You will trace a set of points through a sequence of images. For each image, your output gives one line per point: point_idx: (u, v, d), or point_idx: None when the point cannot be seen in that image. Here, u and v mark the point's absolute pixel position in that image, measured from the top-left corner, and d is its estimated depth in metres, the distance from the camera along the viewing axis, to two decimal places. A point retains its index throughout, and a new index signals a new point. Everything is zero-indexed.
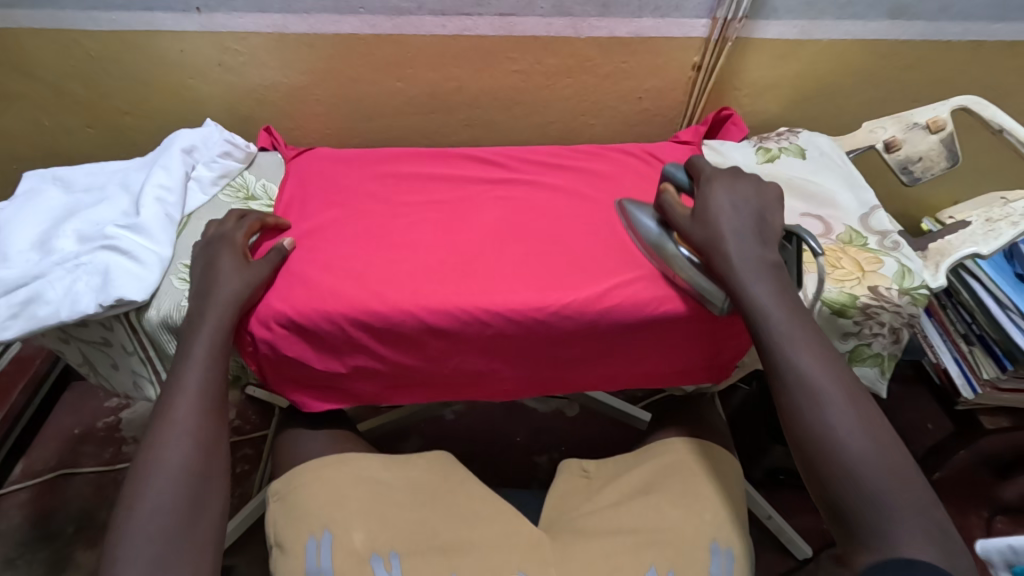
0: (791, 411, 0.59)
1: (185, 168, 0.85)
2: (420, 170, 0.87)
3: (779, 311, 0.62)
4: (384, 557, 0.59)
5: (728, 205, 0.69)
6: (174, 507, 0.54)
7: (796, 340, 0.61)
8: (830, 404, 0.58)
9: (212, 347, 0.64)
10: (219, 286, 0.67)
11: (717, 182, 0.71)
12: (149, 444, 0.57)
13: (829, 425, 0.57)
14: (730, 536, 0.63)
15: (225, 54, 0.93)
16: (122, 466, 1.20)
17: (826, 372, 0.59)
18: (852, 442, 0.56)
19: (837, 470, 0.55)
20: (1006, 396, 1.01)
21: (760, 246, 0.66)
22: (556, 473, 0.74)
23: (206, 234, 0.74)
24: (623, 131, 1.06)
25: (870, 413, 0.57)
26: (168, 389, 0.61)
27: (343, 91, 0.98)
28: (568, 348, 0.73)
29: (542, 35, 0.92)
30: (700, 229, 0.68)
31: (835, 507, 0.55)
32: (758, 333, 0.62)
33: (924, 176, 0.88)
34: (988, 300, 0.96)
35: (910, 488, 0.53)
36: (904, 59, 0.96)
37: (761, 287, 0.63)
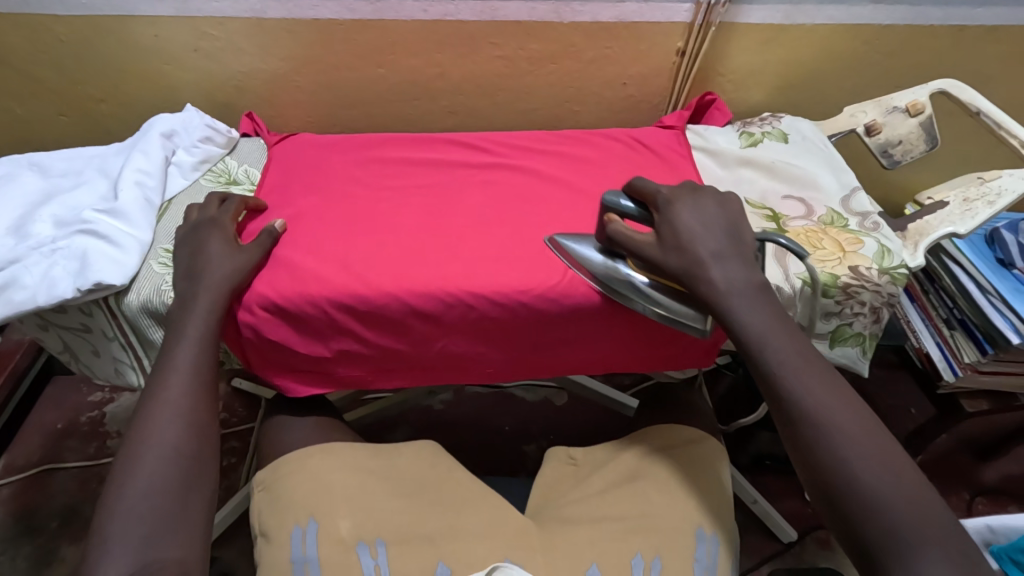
0: (799, 445, 0.53)
1: (164, 153, 0.84)
2: (404, 155, 0.87)
3: (776, 338, 0.57)
4: (371, 545, 0.58)
5: (697, 224, 0.64)
6: (166, 485, 0.52)
7: (800, 369, 0.55)
8: (843, 435, 0.51)
9: (205, 327, 0.63)
10: (210, 268, 0.67)
11: (678, 203, 0.65)
12: (139, 425, 0.55)
13: (842, 459, 0.50)
14: (713, 522, 0.63)
15: (202, 39, 0.92)
16: (106, 461, 1.19)
17: (836, 403, 0.53)
18: (867, 475, 0.49)
19: (852, 499, 0.49)
20: (985, 378, 1.02)
21: (744, 267, 0.62)
22: (544, 461, 0.74)
23: (189, 218, 0.74)
24: (608, 117, 1.06)
25: (886, 444, 0.51)
26: (160, 370, 0.60)
27: (326, 78, 0.97)
28: (554, 330, 0.73)
29: (525, 20, 0.91)
30: (675, 258, 0.62)
31: (855, 540, 0.49)
32: (756, 363, 0.57)
33: (904, 159, 0.89)
34: (969, 286, 0.98)
35: (931, 513, 0.48)
36: (884, 44, 0.97)
37: (752, 312, 0.58)
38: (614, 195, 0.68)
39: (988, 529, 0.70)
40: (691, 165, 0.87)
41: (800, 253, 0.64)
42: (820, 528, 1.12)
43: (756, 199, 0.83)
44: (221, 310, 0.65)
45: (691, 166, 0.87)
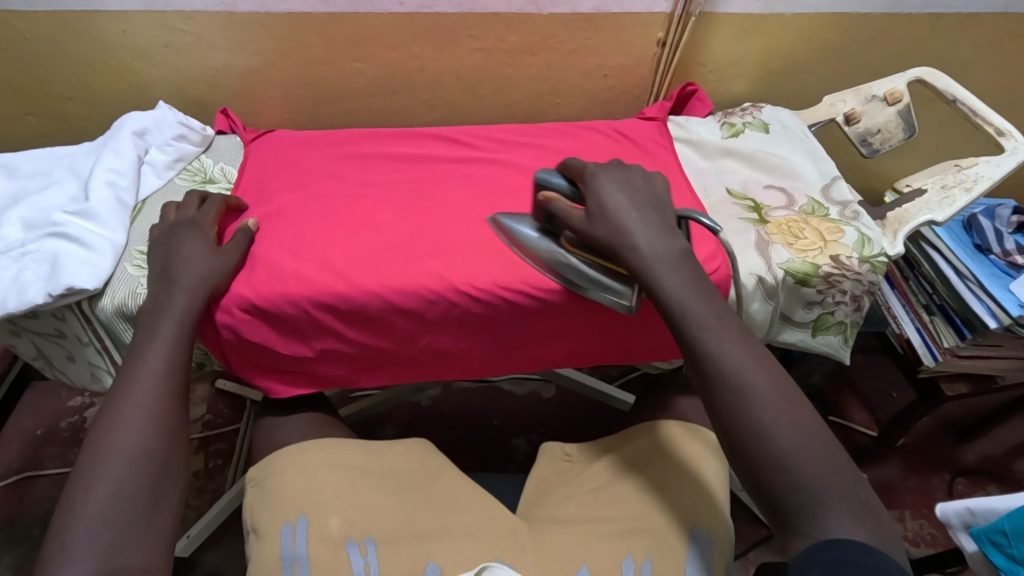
0: (715, 407, 0.50)
1: (137, 151, 0.82)
2: (384, 150, 0.86)
3: (695, 300, 0.54)
4: (360, 543, 0.57)
5: (622, 196, 0.61)
6: (136, 490, 0.51)
7: (717, 329, 0.52)
8: (756, 397, 0.49)
9: (179, 326, 0.61)
10: (187, 271, 0.65)
11: (603, 175, 0.64)
12: (103, 427, 0.53)
13: (756, 419, 0.48)
14: (711, 520, 0.60)
15: (172, 34, 0.89)
16: None
17: (750, 363, 0.50)
18: (780, 431, 0.47)
19: (766, 460, 0.47)
20: (964, 362, 1.04)
21: (668, 235, 0.59)
22: (538, 457, 0.73)
23: (167, 218, 0.71)
24: (590, 108, 1.06)
25: (798, 402, 0.49)
26: (131, 367, 0.58)
27: (303, 73, 0.95)
28: (538, 324, 0.73)
29: (503, 12, 0.90)
30: (601, 227, 0.60)
31: (767, 499, 0.47)
32: (677, 326, 0.54)
33: (883, 147, 0.90)
34: (948, 272, 1.00)
35: (841, 469, 0.46)
36: (864, 32, 0.97)
37: (671, 276, 0.56)
38: (547, 176, 0.67)
39: (968, 512, 0.71)
40: (673, 156, 0.87)
41: (720, 231, 0.60)
42: None
43: (737, 188, 0.84)
44: (193, 308, 0.63)
45: (673, 157, 0.87)
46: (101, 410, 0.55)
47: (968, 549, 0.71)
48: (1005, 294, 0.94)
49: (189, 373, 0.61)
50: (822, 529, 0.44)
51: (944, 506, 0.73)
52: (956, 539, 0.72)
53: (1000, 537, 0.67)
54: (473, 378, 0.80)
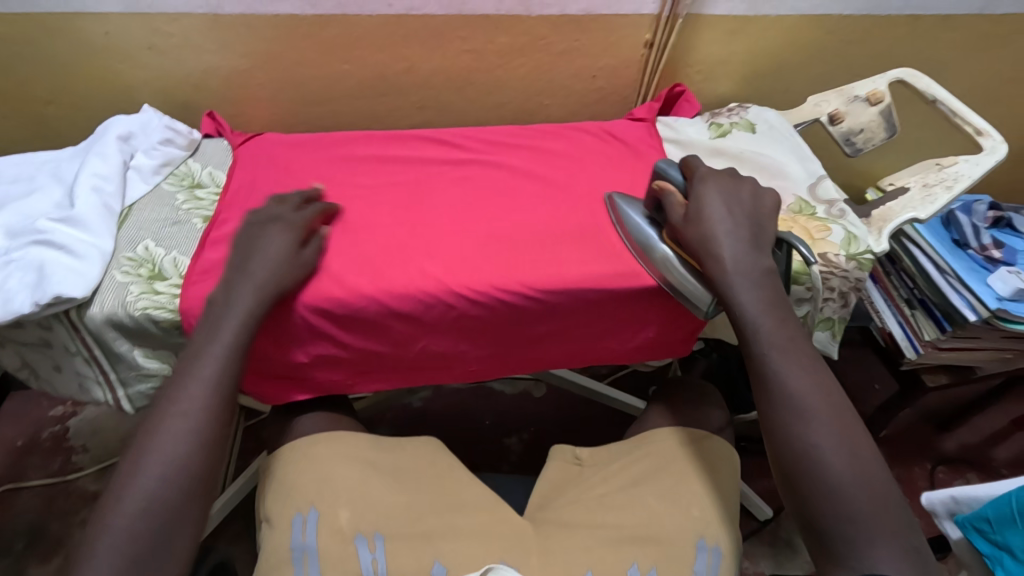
0: (773, 426, 0.54)
1: (122, 156, 0.80)
2: (376, 153, 0.85)
3: (767, 321, 0.58)
4: (369, 538, 0.57)
5: (722, 207, 0.64)
6: (163, 508, 0.51)
7: (787, 354, 0.56)
8: (815, 423, 0.53)
9: (240, 331, 0.60)
10: (278, 275, 0.64)
11: (711, 181, 0.66)
12: (148, 432, 0.54)
13: (813, 445, 0.52)
14: (718, 531, 0.60)
15: (156, 36, 0.88)
16: (72, 477, 1.14)
17: (815, 390, 0.54)
18: (836, 460, 0.51)
19: (819, 488, 0.51)
20: (944, 354, 1.06)
21: (756, 252, 0.62)
22: (547, 460, 0.71)
23: (264, 210, 0.70)
24: (579, 108, 1.06)
25: (862, 439, 0.52)
26: (179, 373, 0.57)
27: (289, 75, 0.95)
28: (535, 326, 0.74)
29: (492, 14, 0.90)
30: (693, 228, 0.63)
31: (812, 521, 0.51)
32: (749, 343, 0.58)
33: (866, 147, 0.92)
34: (928, 266, 1.02)
35: (889, 506, 0.49)
36: (845, 34, 0.99)
37: (750, 295, 0.59)
38: (668, 170, 0.71)
39: (952, 500, 0.74)
40: (661, 155, 0.88)
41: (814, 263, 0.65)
42: None
43: None
44: (256, 307, 0.61)
45: (662, 158, 0.88)
46: (151, 411, 0.55)
47: (953, 537, 0.74)
48: (983, 288, 0.96)
49: (240, 383, 0.59)
50: (862, 561, 0.48)
51: (929, 495, 0.75)
52: (941, 526, 0.75)
53: (983, 524, 0.69)
54: (469, 378, 0.80)
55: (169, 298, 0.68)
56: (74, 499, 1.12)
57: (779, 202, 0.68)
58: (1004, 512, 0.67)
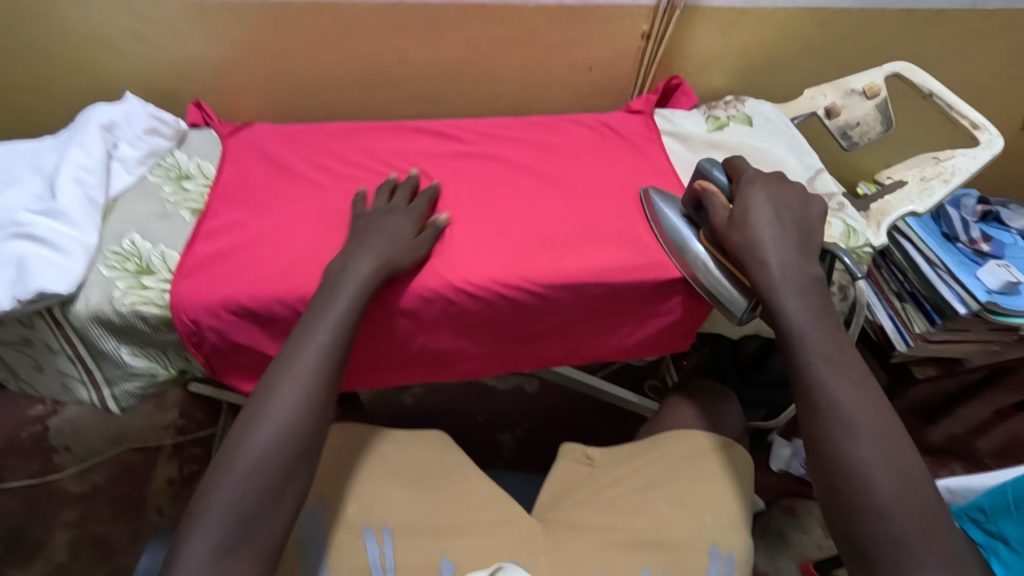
0: (817, 435, 0.55)
1: (105, 147, 0.77)
2: (369, 145, 0.83)
3: (815, 330, 0.59)
4: (377, 531, 0.58)
5: (772, 214, 0.66)
6: (277, 465, 0.52)
7: (834, 363, 0.57)
8: (862, 436, 0.53)
9: (355, 301, 0.61)
10: (402, 255, 0.66)
11: (760, 184, 0.69)
12: (265, 391, 0.55)
13: (859, 458, 0.52)
14: (733, 539, 0.59)
15: (138, 22, 0.84)
16: (53, 479, 1.11)
17: (863, 403, 0.55)
18: (885, 478, 0.51)
19: (864, 501, 0.51)
20: (934, 346, 1.08)
21: (803, 261, 0.64)
22: (556, 459, 0.69)
23: (376, 198, 0.73)
24: (574, 101, 1.05)
25: (910, 459, 0.52)
26: (296, 339, 0.59)
27: (278, 64, 0.92)
28: (534, 322, 0.73)
29: (488, 3, 0.88)
30: (738, 233, 0.65)
31: (851, 532, 0.51)
32: (793, 352, 0.59)
33: (862, 141, 0.92)
34: (919, 260, 1.03)
35: (930, 517, 0.50)
36: (841, 28, 0.99)
37: (797, 303, 0.61)
38: (710, 169, 0.72)
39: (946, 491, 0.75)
40: (658, 149, 0.88)
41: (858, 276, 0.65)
42: (785, 496, 1.20)
43: None
44: (373, 276, 0.63)
45: (661, 152, 0.87)
46: (269, 370, 0.57)
47: None
48: (973, 281, 0.98)
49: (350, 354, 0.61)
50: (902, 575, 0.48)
51: None
52: None
53: (978, 513, 0.70)
54: (466, 376, 0.78)
55: (158, 294, 0.66)
56: (55, 500, 1.10)
57: (825, 211, 0.70)
58: (999, 501, 0.68)
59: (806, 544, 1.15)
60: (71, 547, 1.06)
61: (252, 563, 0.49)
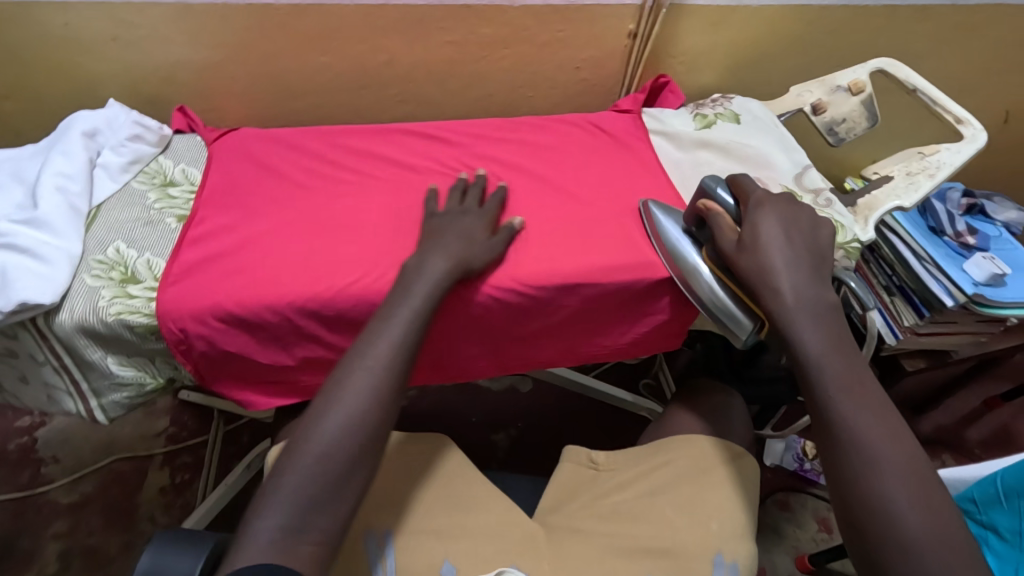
0: (840, 474, 0.51)
1: (88, 154, 0.76)
2: (358, 147, 0.83)
3: (833, 362, 0.55)
4: (378, 535, 0.58)
5: (782, 237, 0.63)
6: (345, 453, 0.51)
7: (856, 398, 0.53)
8: (887, 473, 0.49)
9: (428, 297, 0.61)
10: (472, 257, 0.67)
11: (769, 206, 0.66)
12: (338, 377, 0.55)
13: (885, 497, 0.48)
14: (738, 548, 0.59)
15: (120, 26, 0.83)
16: (42, 491, 1.10)
17: (890, 440, 0.50)
18: (912, 519, 0.47)
19: (892, 543, 0.47)
20: (923, 339, 1.08)
21: (817, 287, 0.60)
22: (561, 461, 0.69)
23: (455, 201, 0.73)
24: (562, 100, 1.05)
25: (938, 498, 0.48)
26: (372, 328, 0.58)
27: (264, 67, 0.91)
28: (527, 322, 0.72)
29: (475, 4, 0.88)
30: (747, 258, 0.63)
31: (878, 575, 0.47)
32: (810, 384, 0.55)
33: (848, 136, 0.92)
34: (907, 254, 1.04)
35: (966, 559, 0.46)
36: (826, 24, 1.00)
37: (812, 331, 0.57)
38: (715, 188, 0.70)
39: None
40: (647, 148, 0.88)
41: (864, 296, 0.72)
42: (779, 491, 1.21)
43: None
44: (445, 276, 0.64)
45: (650, 151, 0.87)
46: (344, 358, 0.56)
47: None
48: (960, 274, 0.99)
49: (419, 350, 0.60)
50: None
51: None
52: None
53: (970, 505, 0.71)
54: (463, 378, 0.77)
55: (144, 302, 0.65)
56: (45, 512, 1.08)
57: (833, 235, 0.67)
58: (990, 492, 0.69)
59: (801, 538, 1.16)
60: (61, 558, 1.04)
61: (314, 548, 0.47)
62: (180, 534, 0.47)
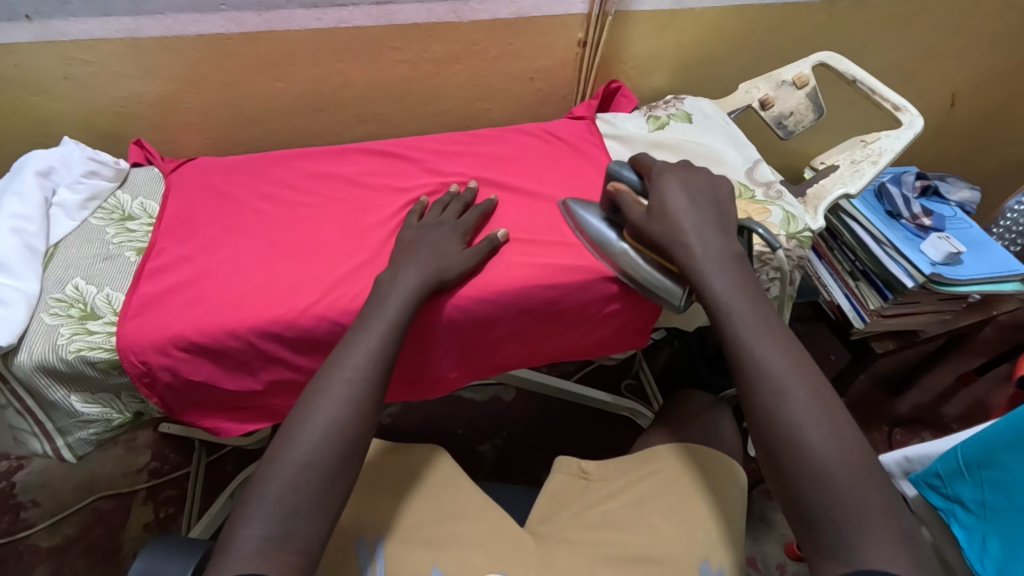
0: (754, 407, 0.53)
1: (43, 193, 0.76)
2: (316, 169, 0.84)
3: (742, 304, 0.58)
4: (371, 544, 0.59)
5: (686, 198, 0.66)
6: (325, 465, 0.51)
7: (762, 331, 0.56)
8: (795, 404, 0.51)
9: (405, 306, 0.63)
10: (448, 269, 0.68)
11: (670, 174, 0.69)
12: (315, 389, 0.55)
13: (794, 420, 0.51)
14: (724, 557, 0.58)
15: (72, 64, 0.83)
16: (22, 536, 1.08)
17: (795, 368, 0.53)
18: (816, 439, 0.49)
19: (803, 470, 0.49)
20: (890, 321, 1.10)
21: (722, 239, 0.63)
22: (552, 471, 0.70)
23: (428, 218, 0.74)
24: (520, 112, 1.07)
25: (845, 423, 0.50)
26: (351, 340, 0.59)
27: (219, 96, 0.92)
28: (493, 330, 0.73)
29: (423, 22, 0.90)
30: (658, 224, 0.65)
31: (799, 506, 0.49)
32: (722, 327, 0.58)
33: (797, 129, 0.95)
34: (866, 239, 1.07)
35: (879, 492, 0.47)
36: (768, 22, 1.03)
37: (722, 279, 0.60)
38: (618, 170, 0.73)
39: (904, 460, 0.78)
40: (602, 152, 0.90)
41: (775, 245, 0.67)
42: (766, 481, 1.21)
43: None
44: (419, 289, 0.65)
45: (605, 155, 0.89)
46: (320, 371, 0.57)
47: (909, 496, 0.76)
48: (917, 254, 1.01)
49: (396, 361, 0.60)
50: (857, 556, 0.45)
51: (884, 457, 0.80)
52: (900, 488, 0.77)
53: (935, 479, 0.71)
54: (446, 391, 0.79)
55: (105, 337, 0.65)
56: (27, 558, 1.06)
57: (733, 188, 0.71)
58: (952, 465, 0.69)
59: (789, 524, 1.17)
60: None
61: (298, 557, 0.47)
62: (176, 542, 0.49)
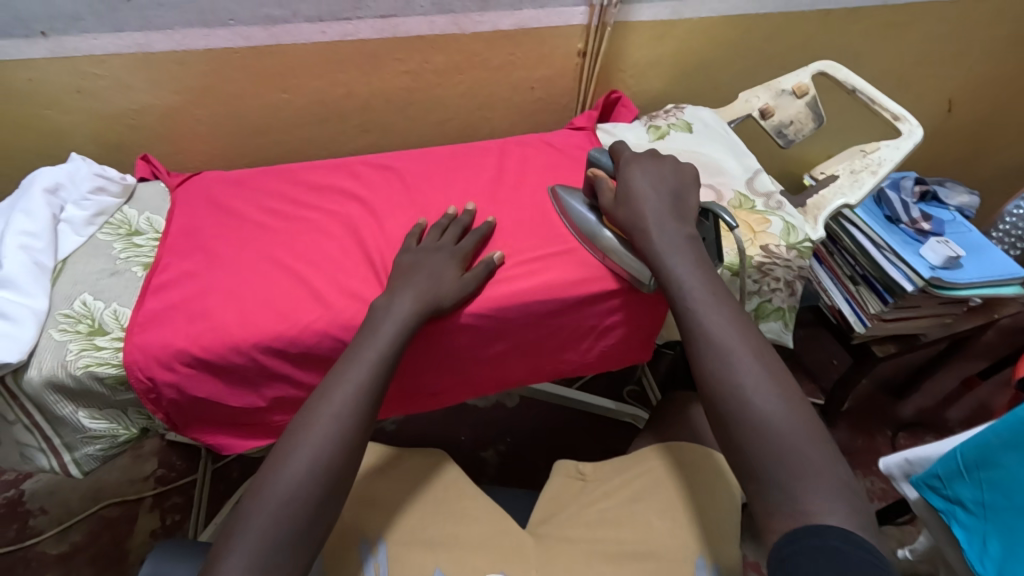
0: (706, 374, 0.57)
1: (51, 210, 0.77)
2: (316, 183, 0.84)
3: (693, 278, 0.63)
4: (372, 544, 0.59)
5: (648, 186, 0.71)
6: (307, 502, 0.52)
7: (711, 305, 0.61)
8: (742, 367, 0.56)
9: (399, 337, 0.63)
10: (445, 296, 0.68)
11: (636, 164, 0.73)
12: (302, 423, 0.56)
13: (739, 383, 0.55)
14: (718, 550, 0.59)
15: (83, 78, 0.84)
16: (30, 543, 1.08)
17: (742, 337, 0.58)
18: (759, 400, 0.53)
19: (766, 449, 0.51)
20: (891, 325, 1.10)
21: (678, 222, 0.68)
22: (551, 476, 0.70)
23: (421, 244, 0.74)
24: (521, 121, 1.08)
25: (788, 387, 0.55)
26: (340, 371, 0.60)
27: (223, 108, 0.93)
28: (488, 346, 0.74)
29: (427, 34, 0.90)
30: (622, 209, 0.70)
31: (743, 463, 0.52)
32: (675, 300, 0.63)
33: (796, 138, 0.95)
34: (867, 245, 1.06)
35: (835, 499, 0.48)
36: (767, 30, 1.03)
37: (677, 259, 0.64)
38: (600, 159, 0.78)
39: (906, 462, 0.78)
40: None
41: (736, 227, 0.69)
42: None
43: None
44: (414, 317, 0.65)
45: None
46: (309, 403, 0.58)
47: (911, 497, 0.77)
48: (916, 259, 1.01)
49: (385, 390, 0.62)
50: (800, 516, 0.48)
51: (885, 460, 0.80)
52: (900, 489, 0.79)
53: (935, 480, 0.71)
54: (440, 404, 0.80)
55: (113, 353, 0.65)
56: (34, 565, 1.07)
57: (696, 175, 0.75)
58: (951, 466, 0.69)
59: None
60: None
61: None
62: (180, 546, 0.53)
